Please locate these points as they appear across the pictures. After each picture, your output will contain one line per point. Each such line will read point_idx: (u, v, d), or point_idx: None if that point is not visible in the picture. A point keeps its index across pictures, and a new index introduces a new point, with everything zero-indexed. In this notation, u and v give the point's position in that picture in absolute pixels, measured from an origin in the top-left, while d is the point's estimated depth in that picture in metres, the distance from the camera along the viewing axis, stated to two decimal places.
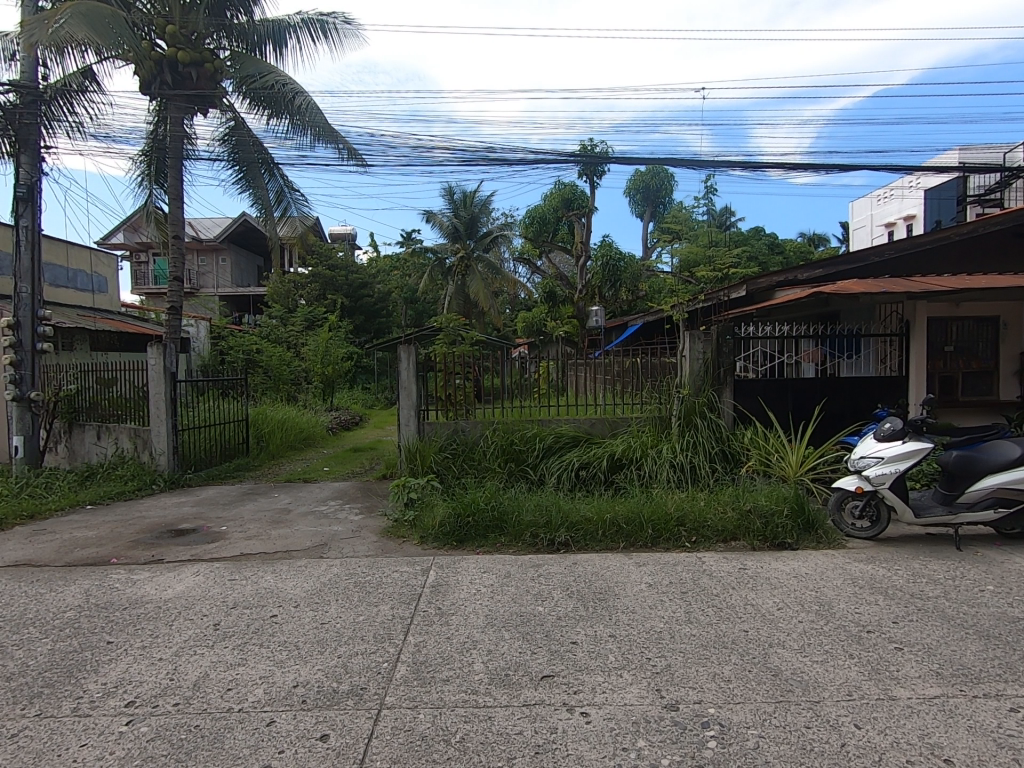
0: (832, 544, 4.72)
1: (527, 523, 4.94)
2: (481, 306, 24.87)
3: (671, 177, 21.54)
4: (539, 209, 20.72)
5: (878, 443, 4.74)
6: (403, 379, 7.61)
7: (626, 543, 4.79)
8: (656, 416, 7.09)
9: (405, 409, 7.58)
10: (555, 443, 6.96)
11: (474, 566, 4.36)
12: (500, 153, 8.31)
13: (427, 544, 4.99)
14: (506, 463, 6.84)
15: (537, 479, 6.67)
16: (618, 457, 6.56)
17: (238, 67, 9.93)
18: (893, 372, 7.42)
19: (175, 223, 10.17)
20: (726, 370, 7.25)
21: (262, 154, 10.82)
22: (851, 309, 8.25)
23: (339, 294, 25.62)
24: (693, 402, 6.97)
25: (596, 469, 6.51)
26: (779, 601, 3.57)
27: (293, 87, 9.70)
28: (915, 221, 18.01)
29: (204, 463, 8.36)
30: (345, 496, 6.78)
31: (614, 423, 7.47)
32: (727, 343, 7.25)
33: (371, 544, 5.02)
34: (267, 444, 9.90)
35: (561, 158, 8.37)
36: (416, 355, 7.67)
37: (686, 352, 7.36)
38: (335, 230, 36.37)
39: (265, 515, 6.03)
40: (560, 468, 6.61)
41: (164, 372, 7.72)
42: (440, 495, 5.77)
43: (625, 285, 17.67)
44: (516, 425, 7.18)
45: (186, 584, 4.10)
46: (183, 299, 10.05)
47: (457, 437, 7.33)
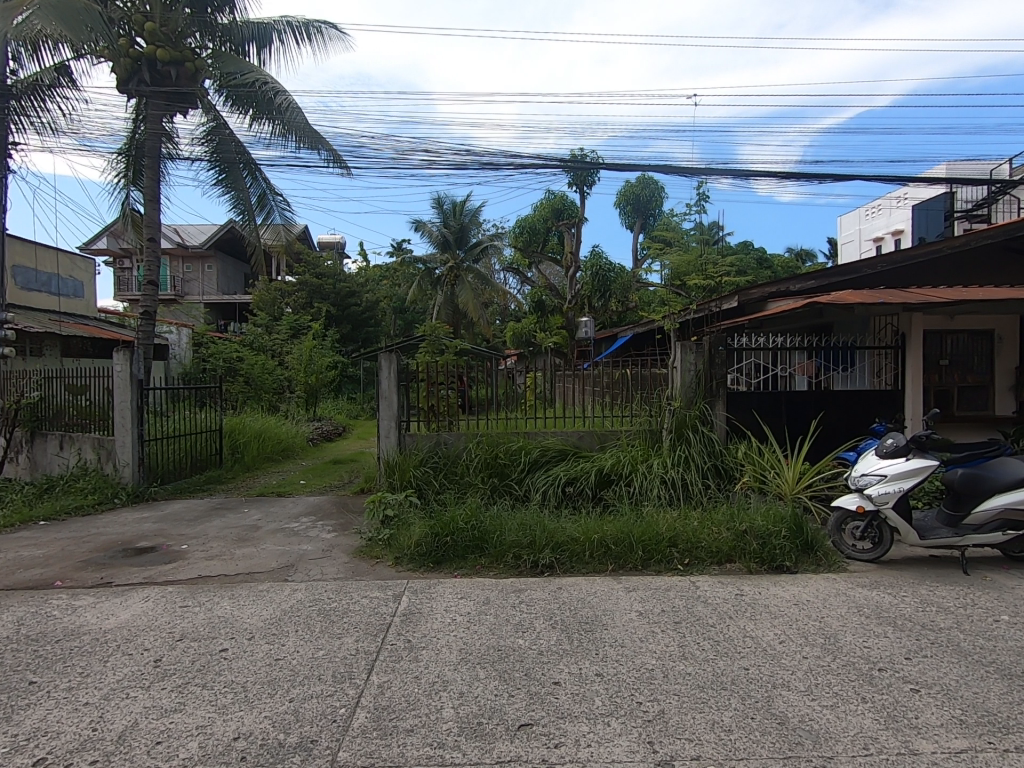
0: (833, 568, 4.45)
1: (510, 543, 4.62)
2: (470, 316, 24.62)
3: (662, 189, 21.47)
4: (529, 219, 20.60)
5: (880, 460, 4.50)
6: (383, 388, 7.30)
7: (615, 566, 4.49)
8: (647, 430, 6.87)
9: (386, 420, 7.27)
10: (541, 456, 6.66)
11: (451, 592, 4.04)
12: (489, 157, 8.07)
13: (402, 566, 4.64)
14: (490, 479, 6.51)
15: (522, 494, 6.36)
16: (607, 473, 6.26)
17: (220, 66, 9.64)
18: (888, 386, 7.23)
19: (150, 225, 9.81)
20: (719, 382, 7.01)
21: (244, 157, 10.57)
22: (845, 321, 8.07)
23: (325, 302, 25.27)
24: (685, 415, 6.75)
25: (584, 484, 6.21)
26: (780, 634, 3.28)
27: (275, 87, 9.44)
28: (904, 236, 18.04)
29: (172, 475, 7.93)
30: (319, 512, 6.40)
31: (603, 436, 7.19)
32: (719, 354, 7.03)
33: (341, 566, 4.66)
34: (242, 455, 9.49)
35: (551, 164, 8.15)
36: (397, 364, 7.36)
37: (678, 363, 7.14)
38: (324, 239, 36.12)
39: (231, 533, 5.65)
40: (546, 483, 6.31)
41: (130, 379, 7.29)
42: (419, 512, 5.45)
43: (615, 296, 17.39)
44: (501, 437, 6.88)
45: (132, 612, 3.72)
46: (156, 303, 9.69)
47: (439, 450, 7.00)
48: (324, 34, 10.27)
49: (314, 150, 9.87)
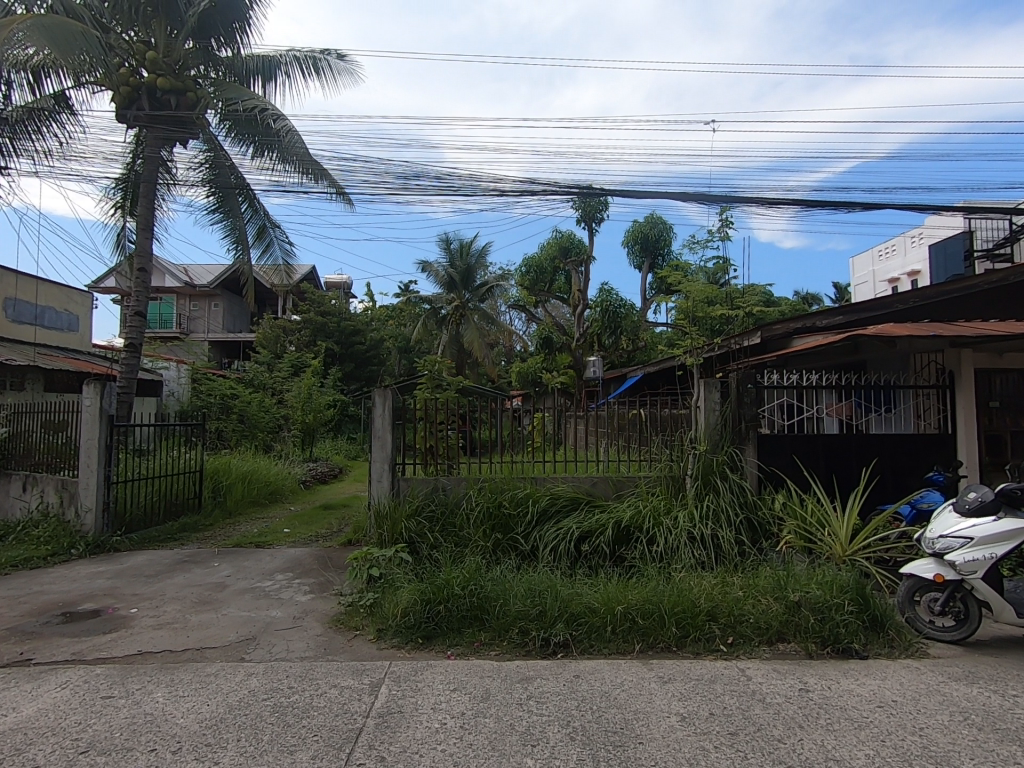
0: (911, 652, 3.63)
1: (515, 613, 3.85)
2: (475, 356, 24.17)
3: (669, 230, 21.36)
4: (535, 258, 20.42)
5: (961, 519, 3.76)
6: (377, 428, 6.66)
7: (643, 646, 3.69)
8: (667, 476, 6.14)
9: (378, 463, 6.57)
10: (551, 506, 5.92)
11: (442, 681, 3.25)
12: (497, 185, 7.63)
13: (385, 641, 3.87)
14: (492, 533, 5.73)
15: (529, 551, 5.59)
16: (626, 527, 5.51)
17: (222, 97, 9.38)
18: (936, 430, 6.49)
19: (141, 254, 9.38)
20: (749, 425, 6.30)
21: (245, 190, 10.35)
22: (882, 359, 7.40)
23: (329, 340, 24.94)
24: (712, 460, 6.03)
25: (599, 541, 5.43)
26: (873, 757, 2.47)
27: (274, 114, 9.23)
28: (921, 277, 17.60)
29: (142, 522, 7.18)
30: (298, 568, 5.62)
31: (619, 484, 6.44)
32: (748, 393, 6.33)
33: (312, 640, 3.88)
34: (224, 499, 8.74)
35: (563, 193, 7.69)
36: (392, 400, 6.70)
37: (701, 402, 6.44)
38: (331, 279, 36.36)
39: (193, 593, 4.88)
40: (556, 537, 5.55)
41: (100, 415, 6.63)
42: (410, 571, 4.68)
43: (626, 334, 16.69)
44: (506, 482, 6.15)
45: (39, 706, 2.96)
46: (142, 336, 9.16)
47: (436, 496, 6.27)
48: (331, 67, 10.11)
49: (317, 182, 9.64)
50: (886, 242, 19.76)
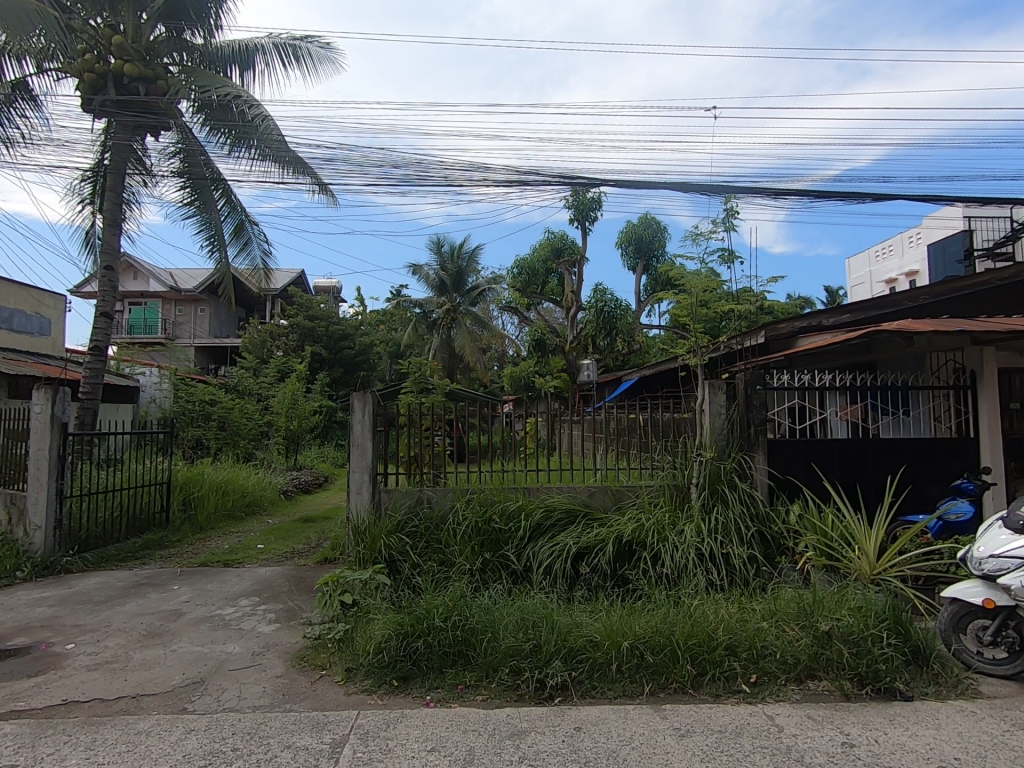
0: (962, 692, 3.15)
1: (505, 650, 3.33)
2: (467, 361, 23.69)
3: (664, 231, 21.02)
4: (527, 260, 20.00)
5: (1012, 537, 3.33)
6: (356, 434, 6.14)
7: (654, 688, 3.19)
8: (670, 484, 5.67)
9: (357, 473, 6.04)
10: (545, 520, 5.42)
11: (417, 740, 2.72)
12: (487, 174, 7.15)
13: (354, 682, 3.33)
14: (481, 551, 5.22)
15: (522, 570, 5.09)
16: (628, 542, 5.02)
17: (195, 84, 8.84)
18: (956, 434, 6.04)
19: (108, 251, 8.80)
20: (759, 430, 5.83)
21: (222, 184, 9.92)
22: (893, 359, 6.98)
23: (317, 345, 24.38)
24: (719, 467, 5.56)
25: (599, 559, 4.93)
26: None
27: (247, 101, 8.71)
28: (919, 277, 17.32)
29: (99, 539, 6.60)
30: (265, 591, 5.08)
31: (618, 494, 5.94)
32: (756, 396, 5.86)
33: (268, 683, 3.35)
34: (195, 512, 8.17)
35: (557, 183, 7.24)
36: (373, 405, 6.19)
37: (706, 406, 5.97)
38: (321, 284, 35.89)
39: (140, 623, 4.32)
40: (551, 554, 5.04)
41: (50, 422, 6.06)
42: (387, 598, 4.16)
43: (621, 335, 16.13)
44: (497, 493, 5.65)
45: None
46: (108, 338, 8.57)
47: (420, 509, 5.76)
48: (312, 55, 9.63)
49: (297, 174, 9.19)
50: (883, 243, 19.49)
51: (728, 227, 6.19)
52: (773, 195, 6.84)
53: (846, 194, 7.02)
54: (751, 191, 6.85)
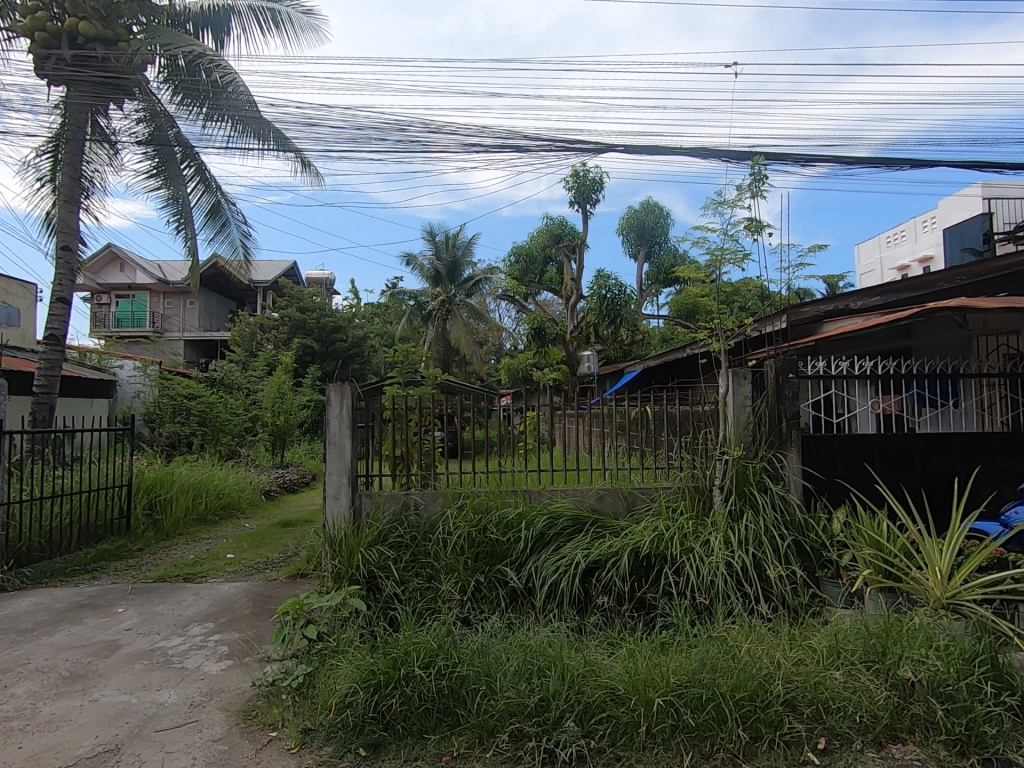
0: None
1: (503, 707, 2.62)
2: (462, 353, 22.89)
3: (666, 216, 20.24)
4: (525, 247, 19.21)
5: None
6: (332, 432, 5.40)
7: (698, 757, 2.48)
8: (690, 485, 5.01)
9: (335, 476, 5.30)
10: (549, 529, 4.72)
11: None
12: (482, 138, 6.35)
13: (312, 751, 2.61)
14: (475, 565, 4.52)
15: (523, 587, 4.39)
16: (646, 555, 4.32)
17: (158, 45, 7.94)
18: (1011, 428, 5.35)
19: (66, 229, 8.02)
20: (792, 424, 5.10)
21: (194, 158, 9.38)
22: (932, 346, 6.29)
23: (308, 338, 23.59)
24: (747, 466, 4.89)
25: (611, 574, 4.23)
26: None
27: (214, 61, 7.84)
28: (934, 263, 16.60)
29: (45, 550, 5.86)
30: (221, 616, 4.34)
31: (630, 497, 5.24)
32: (788, 385, 5.14)
33: (199, 751, 2.62)
34: (161, 516, 7.43)
35: (560, 150, 6.46)
36: (351, 397, 5.45)
37: (728, 397, 5.26)
38: (313, 275, 35.07)
39: (63, 662, 3.59)
40: (558, 569, 4.33)
41: None
42: (358, 633, 3.42)
43: (626, 324, 15.33)
44: (494, 498, 4.96)
45: None
46: (66, 326, 7.80)
47: (406, 517, 5.05)
48: (292, 21, 8.82)
49: (277, 149, 8.53)
50: (894, 229, 18.76)
51: (757, 194, 5.43)
52: (803, 160, 6.06)
53: (883, 159, 6.25)
54: (779, 156, 6.07)
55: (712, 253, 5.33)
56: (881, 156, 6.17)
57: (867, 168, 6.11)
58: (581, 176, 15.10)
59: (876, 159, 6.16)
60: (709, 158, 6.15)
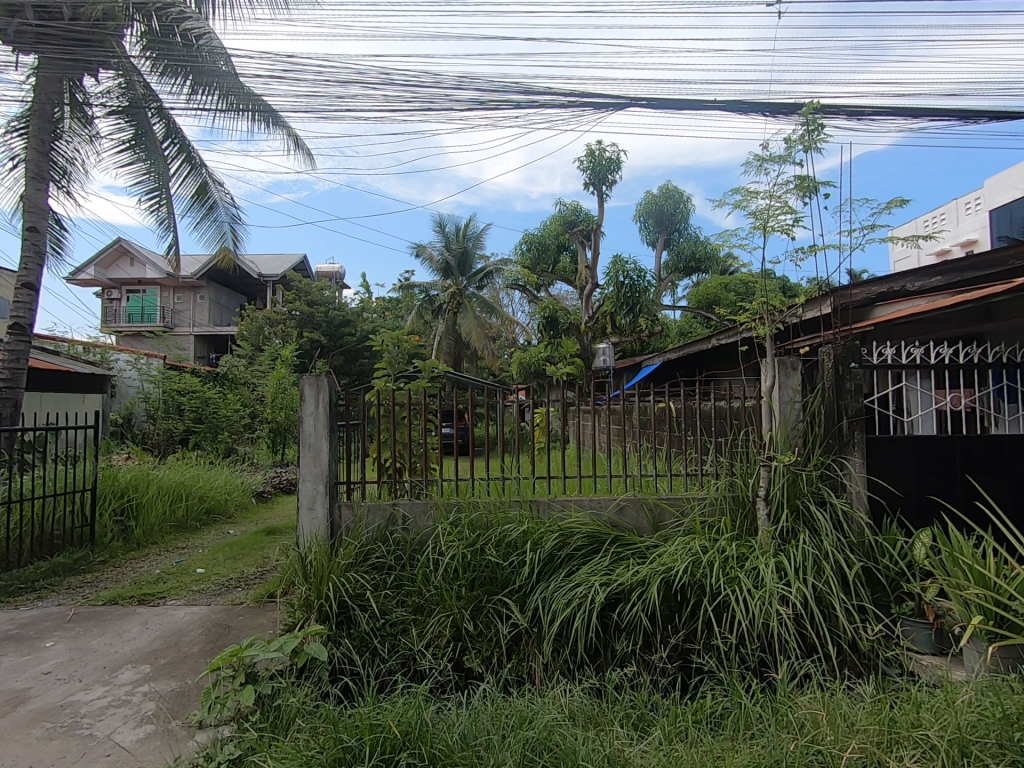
0: None
1: None
2: (474, 347, 22.10)
3: (687, 201, 19.24)
4: (537, 235, 18.49)
5: None
6: (307, 432, 4.61)
7: None
8: (728, 496, 4.20)
9: (310, 483, 4.52)
10: (559, 549, 3.91)
11: None
12: (484, 93, 5.49)
13: None
14: (471, 595, 3.74)
15: (528, 621, 3.60)
16: (678, 586, 3.50)
17: (134, 7, 7.19)
18: None
19: (34, 209, 7.35)
20: (854, 423, 4.22)
21: (179, 135, 8.79)
22: (1015, 330, 5.37)
23: (316, 332, 22.99)
24: (800, 475, 4.04)
25: (636, 611, 3.42)
26: None
27: (192, 24, 7.07)
28: (978, 247, 15.38)
29: None
30: (161, 656, 3.58)
31: (657, 511, 4.40)
32: (852, 377, 4.25)
33: None
34: (133, 523, 6.74)
35: (574, 107, 5.58)
36: (328, 392, 4.64)
37: (774, 391, 4.39)
38: (323, 270, 34.61)
39: None
40: (570, 601, 3.53)
41: None
42: (304, 706, 2.64)
43: (645, 314, 14.37)
44: (495, 513, 4.18)
45: None
46: (33, 315, 7.16)
47: (392, 532, 4.29)
48: None
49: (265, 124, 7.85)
50: (933, 211, 17.50)
51: (810, 147, 4.53)
52: (864, 112, 5.09)
53: (958, 110, 5.24)
54: (832, 107, 5.14)
55: (758, 220, 4.46)
56: (953, 107, 5.22)
57: (937, 121, 5.17)
58: (595, 155, 14.32)
59: (948, 110, 5.21)
60: (750, 110, 5.22)
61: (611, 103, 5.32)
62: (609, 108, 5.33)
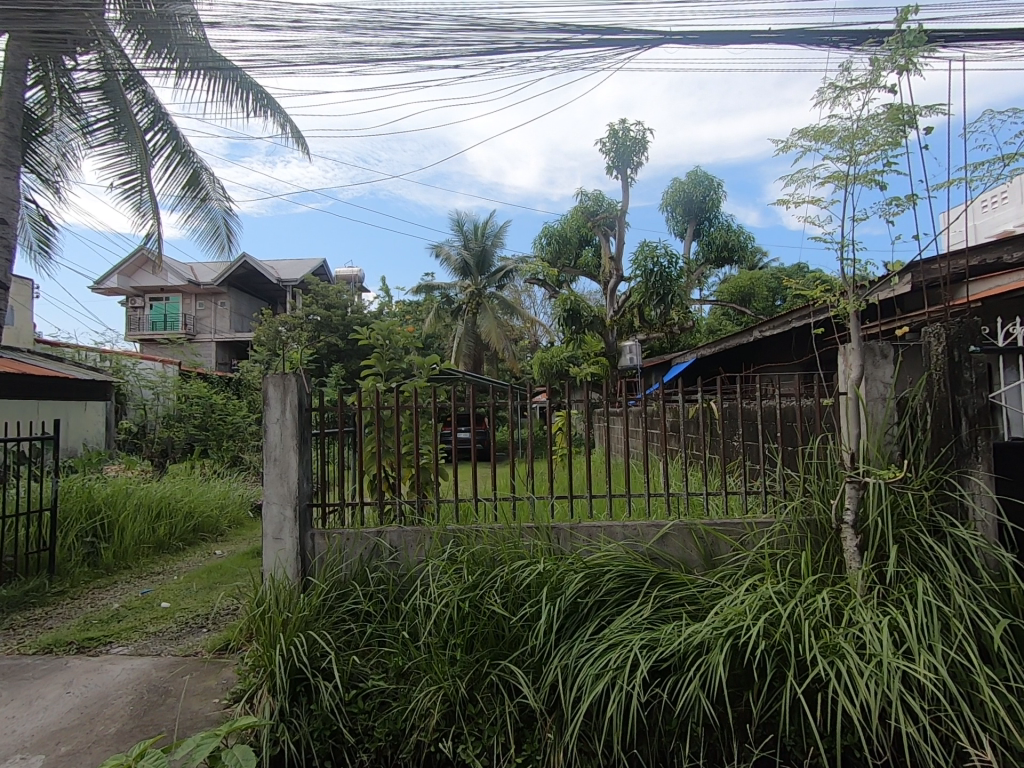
0: None
1: None
2: (494, 348, 21.21)
3: (718, 188, 18.02)
4: (558, 228, 17.54)
5: None
6: (271, 442, 3.72)
7: None
8: (804, 523, 3.20)
9: (275, 507, 3.65)
10: (583, 597, 2.95)
11: None
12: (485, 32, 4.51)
13: None
14: (468, 660, 2.82)
15: (543, 698, 2.66)
16: (748, 654, 2.52)
17: None
18: None
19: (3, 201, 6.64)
20: (977, 427, 3.16)
21: (166, 121, 8.13)
22: None
23: (333, 335, 22.40)
24: (907, 495, 3.02)
25: (690, 693, 2.45)
26: None
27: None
28: None
29: None
30: (61, 747, 2.70)
31: (714, 539, 3.39)
32: (973, 365, 3.19)
33: None
34: (103, 548, 5.96)
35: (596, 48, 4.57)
36: (293, 393, 3.74)
37: (861, 386, 3.36)
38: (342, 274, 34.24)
39: None
40: (597, 676, 2.57)
41: None
42: None
43: (678, 306, 13.22)
44: (502, 547, 3.25)
45: None
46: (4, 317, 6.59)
47: (372, 570, 3.39)
48: None
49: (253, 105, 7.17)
50: None
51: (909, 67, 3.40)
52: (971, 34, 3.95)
53: None
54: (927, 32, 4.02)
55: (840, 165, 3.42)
56: None
57: None
58: (620, 135, 13.31)
59: None
60: (821, 42, 4.13)
61: (641, 40, 4.30)
62: (637, 45, 4.32)
